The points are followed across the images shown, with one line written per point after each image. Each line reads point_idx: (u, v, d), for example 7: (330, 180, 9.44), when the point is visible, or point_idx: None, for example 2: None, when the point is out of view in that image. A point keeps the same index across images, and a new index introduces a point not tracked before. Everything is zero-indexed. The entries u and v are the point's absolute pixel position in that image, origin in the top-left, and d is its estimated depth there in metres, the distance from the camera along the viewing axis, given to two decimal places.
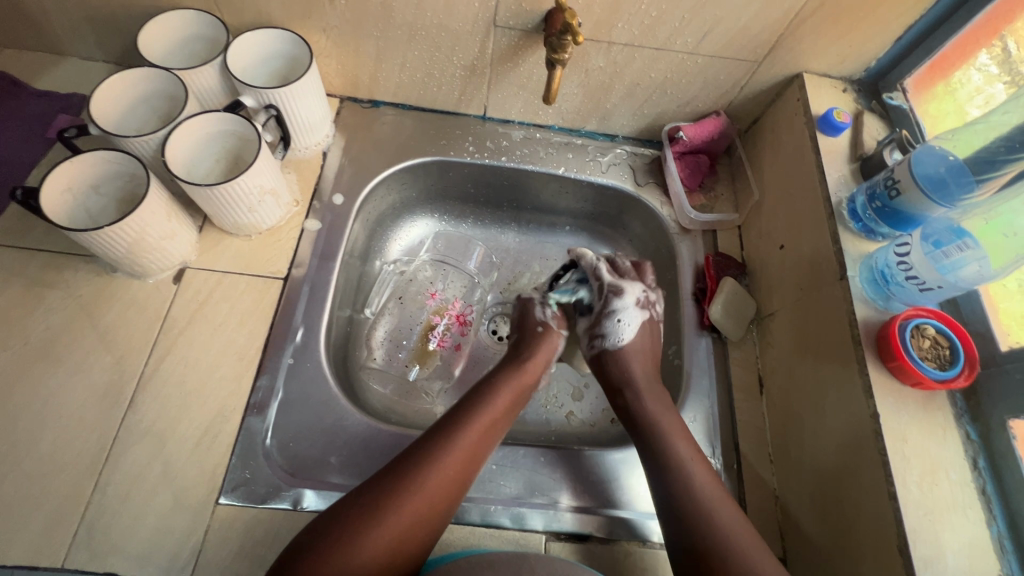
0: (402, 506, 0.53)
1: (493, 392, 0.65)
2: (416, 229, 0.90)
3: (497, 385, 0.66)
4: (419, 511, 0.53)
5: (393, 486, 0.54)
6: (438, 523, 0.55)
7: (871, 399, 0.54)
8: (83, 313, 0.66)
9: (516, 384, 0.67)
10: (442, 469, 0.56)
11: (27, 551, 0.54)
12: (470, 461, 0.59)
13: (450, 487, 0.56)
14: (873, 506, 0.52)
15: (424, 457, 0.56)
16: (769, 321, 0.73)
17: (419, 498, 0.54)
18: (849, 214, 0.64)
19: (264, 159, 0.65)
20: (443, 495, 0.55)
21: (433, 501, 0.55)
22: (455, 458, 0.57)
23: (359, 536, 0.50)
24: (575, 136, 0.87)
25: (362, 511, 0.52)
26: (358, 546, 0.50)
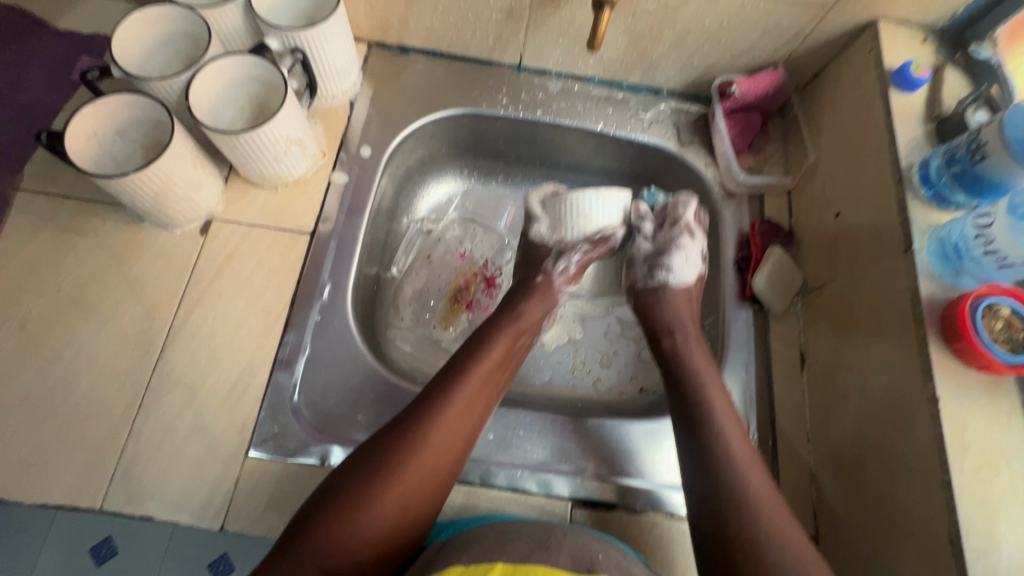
0: (405, 472, 0.52)
1: (489, 342, 0.62)
2: (443, 187, 0.86)
3: (495, 336, 0.63)
4: (422, 475, 0.52)
5: (392, 452, 0.52)
6: (444, 485, 0.54)
7: (931, 382, 0.51)
8: (113, 262, 0.65)
9: (513, 336, 0.64)
10: (443, 430, 0.54)
11: (68, 491, 0.56)
12: (472, 420, 0.57)
13: (453, 448, 0.55)
14: (924, 493, 0.50)
15: (423, 419, 0.54)
16: (817, 294, 0.68)
17: (420, 464, 0.52)
18: (921, 179, 0.58)
19: (290, 106, 0.62)
20: (444, 458, 0.54)
21: (435, 463, 0.53)
22: (455, 418, 0.55)
23: (365, 505, 0.49)
24: (615, 89, 0.81)
25: (364, 479, 0.51)
26: (364, 515, 0.49)
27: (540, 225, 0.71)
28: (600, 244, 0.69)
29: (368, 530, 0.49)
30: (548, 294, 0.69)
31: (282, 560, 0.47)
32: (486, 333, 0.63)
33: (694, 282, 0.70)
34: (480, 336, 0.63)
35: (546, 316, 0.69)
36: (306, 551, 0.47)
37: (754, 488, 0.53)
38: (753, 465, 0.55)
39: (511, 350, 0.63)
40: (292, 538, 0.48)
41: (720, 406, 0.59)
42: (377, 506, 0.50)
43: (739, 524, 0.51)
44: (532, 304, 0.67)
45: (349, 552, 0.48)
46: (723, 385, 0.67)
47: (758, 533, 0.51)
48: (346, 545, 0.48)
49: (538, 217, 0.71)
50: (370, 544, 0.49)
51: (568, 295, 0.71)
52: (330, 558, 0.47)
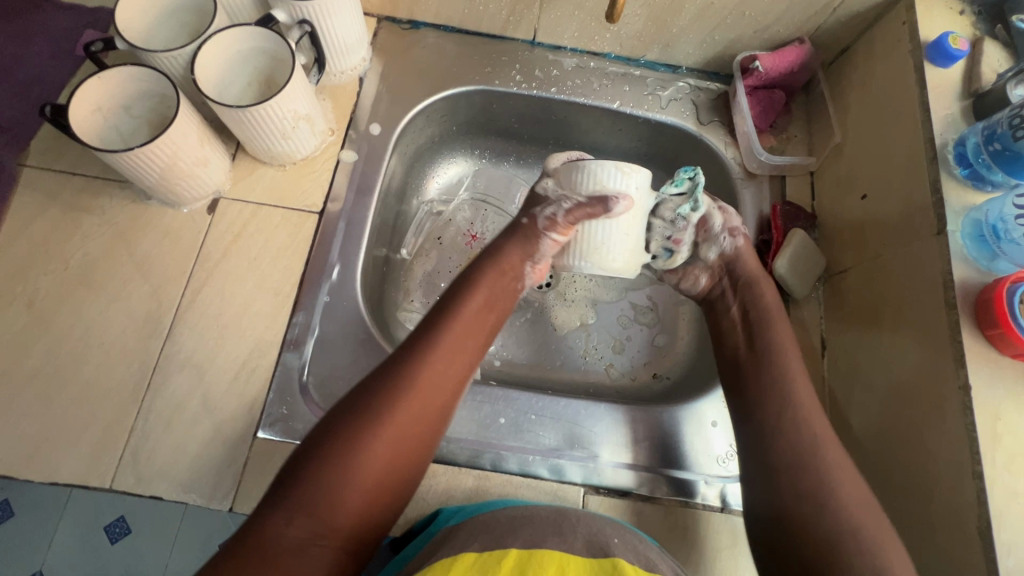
0: (391, 417, 0.50)
1: (469, 289, 0.61)
2: (453, 167, 0.84)
3: (476, 283, 0.61)
4: (410, 421, 0.51)
5: (378, 399, 0.51)
6: (431, 432, 0.53)
7: (963, 370, 0.49)
8: (120, 241, 0.64)
9: (495, 283, 0.62)
10: (426, 375, 0.53)
11: (78, 470, 0.55)
12: (456, 367, 0.56)
13: (439, 394, 0.54)
14: (951, 484, 0.48)
15: (407, 364, 0.53)
16: (840, 279, 0.66)
17: (406, 410, 0.51)
18: (956, 158, 0.55)
19: (298, 81, 0.60)
20: (430, 404, 0.53)
21: (421, 410, 0.52)
22: (439, 364, 0.54)
23: (352, 452, 0.48)
24: (632, 66, 0.79)
25: (349, 426, 0.49)
26: (352, 463, 0.47)
27: (548, 180, 0.65)
28: (596, 203, 0.59)
29: (357, 479, 0.47)
30: (530, 237, 0.64)
31: (271, 518, 0.45)
32: (468, 279, 0.62)
33: (703, 289, 0.68)
34: (462, 281, 0.62)
35: (525, 263, 0.65)
36: (296, 506, 0.45)
37: (826, 453, 0.52)
38: (826, 428, 0.54)
39: (493, 299, 0.61)
40: (279, 495, 0.46)
41: (794, 365, 0.58)
42: (366, 453, 0.48)
43: (816, 485, 0.50)
44: (512, 246, 0.64)
45: (339, 504, 0.46)
46: None
47: (825, 497, 0.49)
48: (335, 496, 0.46)
49: (549, 172, 0.66)
50: (359, 494, 0.47)
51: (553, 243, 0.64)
52: (321, 512, 0.45)
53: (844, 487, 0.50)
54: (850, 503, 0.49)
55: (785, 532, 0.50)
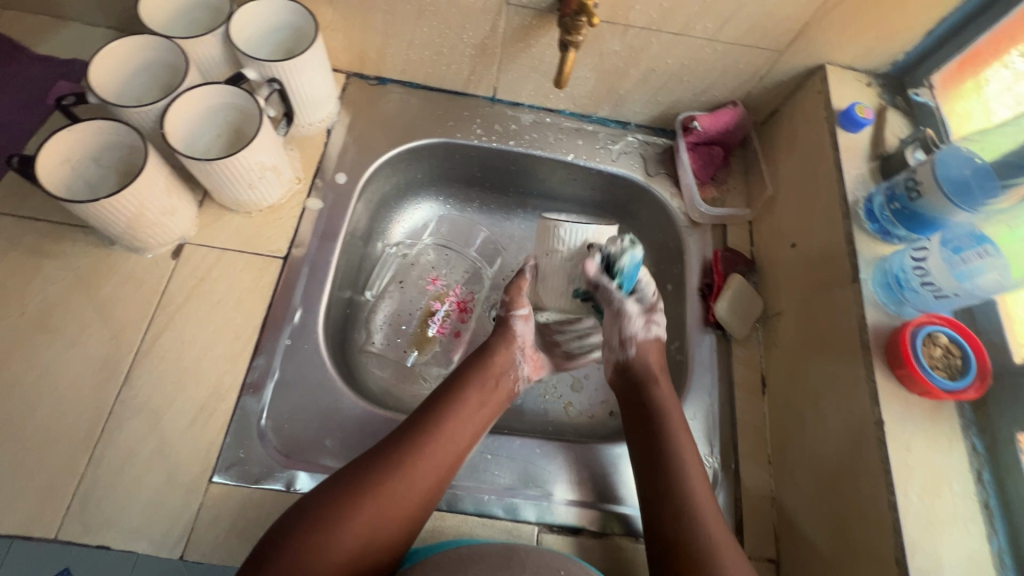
0: (387, 485, 0.53)
1: (469, 380, 0.64)
2: (418, 213, 0.88)
3: (473, 375, 0.65)
4: (404, 492, 0.54)
5: (375, 467, 0.54)
6: (421, 509, 0.55)
7: (877, 408, 0.53)
8: (81, 286, 0.65)
9: (492, 375, 0.66)
10: (423, 459, 0.56)
11: (22, 520, 0.55)
12: (449, 454, 0.58)
13: (434, 471, 0.56)
14: (869, 513, 0.52)
15: (402, 450, 0.56)
16: (776, 320, 0.71)
17: (395, 493, 0.53)
18: (866, 214, 0.61)
19: (266, 135, 0.64)
20: (419, 491, 0.55)
21: (414, 492, 0.54)
22: (441, 442, 0.58)
23: (345, 514, 0.51)
24: (585, 122, 0.85)
25: (345, 490, 0.52)
26: (343, 524, 0.50)
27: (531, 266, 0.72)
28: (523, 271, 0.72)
29: (345, 538, 0.50)
30: (507, 331, 0.69)
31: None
32: (466, 367, 0.66)
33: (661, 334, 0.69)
34: (465, 368, 0.66)
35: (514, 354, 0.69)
36: (283, 555, 0.48)
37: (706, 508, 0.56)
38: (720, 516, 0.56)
39: (487, 391, 0.64)
40: (270, 547, 0.49)
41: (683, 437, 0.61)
42: (356, 516, 0.51)
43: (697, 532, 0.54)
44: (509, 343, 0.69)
45: (324, 557, 0.49)
46: (687, 410, 0.69)
47: (709, 547, 0.53)
48: (321, 549, 0.49)
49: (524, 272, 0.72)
50: (344, 552, 0.50)
51: (522, 319, 0.70)
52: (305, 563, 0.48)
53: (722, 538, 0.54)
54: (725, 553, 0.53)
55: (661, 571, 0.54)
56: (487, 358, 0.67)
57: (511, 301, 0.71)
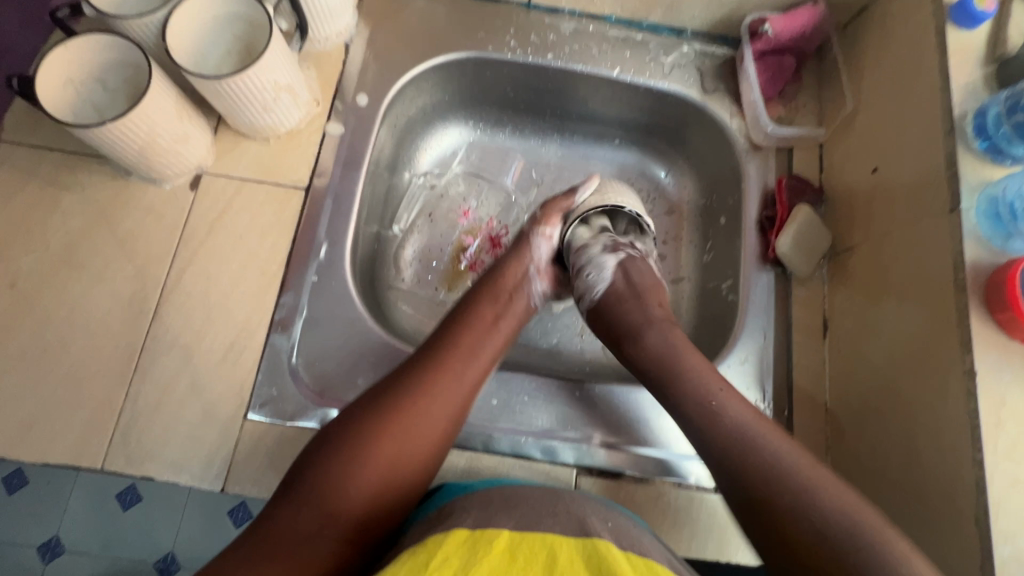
0: (397, 420, 0.50)
1: (474, 308, 0.60)
2: (447, 139, 0.81)
3: (478, 301, 0.61)
4: (416, 427, 0.50)
5: (382, 403, 0.51)
6: (436, 444, 0.51)
7: (969, 356, 0.47)
8: (101, 219, 0.62)
9: (499, 301, 0.61)
10: (431, 389, 0.52)
11: (69, 451, 0.56)
12: (462, 381, 0.54)
13: (446, 403, 0.52)
14: (949, 469, 0.47)
15: (404, 383, 0.52)
16: (846, 257, 0.64)
17: (404, 423, 0.50)
18: (974, 130, 0.52)
19: (278, 46, 0.57)
20: (431, 419, 0.51)
21: (425, 423, 0.51)
22: (450, 374, 0.54)
23: (357, 452, 0.48)
24: (634, 31, 0.75)
25: (353, 428, 0.49)
26: (355, 461, 0.47)
27: (548, 232, 0.67)
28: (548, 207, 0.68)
29: (362, 477, 0.47)
30: (523, 247, 0.66)
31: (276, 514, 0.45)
32: (470, 298, 0.62)
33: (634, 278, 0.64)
34: (468, 298, 0.61)
35: (528, 271, 0.64)
36: (303, 499, 0.46)
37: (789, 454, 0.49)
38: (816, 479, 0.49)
39: (497, 315, 0.60)
40: (287, 493, 0.47)
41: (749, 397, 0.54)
42: (370, 454, 0.48)
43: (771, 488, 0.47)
44: (513, 262, 0.64)
45: (342, 497, 0.46)
46: (738, 353, 0.64)
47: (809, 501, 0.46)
48: (338, 489, 0.46)
49: (550, 225, 0.67)
50: (364, 491, 0.47)
51: (544, 237, 0.66)
52: (325, 505, 0.46)
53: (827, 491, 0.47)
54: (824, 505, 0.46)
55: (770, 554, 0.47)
56: (492, 288, 0.62)
57: (541, 216, 0.68)
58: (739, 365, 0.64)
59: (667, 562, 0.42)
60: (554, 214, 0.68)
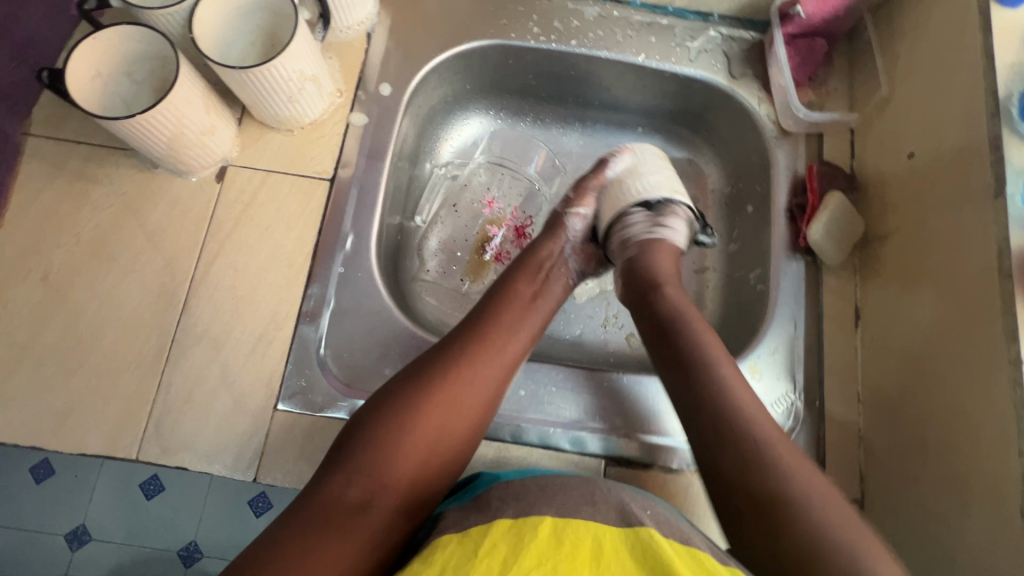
0: (445, 393, 0.49)
1: (511, 283, 0.59)
2: (469, 128, 0.80)
3: (516, 276, 0.60)
4: (462, 401, 0.50)
5: (429, 375, 0.50)
6: (480, 419, 0.51)
7: (1015, 345, 0.46)
8: (129, 212, 0.63)
9: (537, 278, 0.60)
10: (474, 364, 0.52)
11: (104, 441, 0.56)
12: (504, 358, 0.54)
13: (490, 378, 0.52)
14: (992, 460, 0.46)
15: (447, 357, 0.52)
16: (880, 245, 0.63)
17: (449, 397, 0.49)
18: (1020, 112, 0.50)
19: (302, 35, 0.57)
20: (477, 396, 0.51)
21: (469, 398, 0.50)
22: (493, 350, 0.54)
23: (404, 425, 0.47)
24: (659, 15, 0.73)
25: (400, 399, 0.49)
26: (403, 434, 0.47)
27: (578, 217, 0.66)
28: (579, 189, 0.67)
29: (408, 450, 0.47)
30: (557, 225, 0.65)
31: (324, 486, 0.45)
32: (509, 273, 0.61)
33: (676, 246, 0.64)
34: (506, 274, 0.61)
35: (565, 248, 0.64)
36: (353, 470, 0.45)
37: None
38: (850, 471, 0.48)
39: (535, 291, 0.59)
40: (336, 464, 0.46)
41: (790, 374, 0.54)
42: (416, 427, 0.48)
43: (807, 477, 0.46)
44: (549, 237, 0.64)
45: (389, 470, 0.46)
46: (768, 343, 0.64)
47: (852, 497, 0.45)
48: (386, 462, 0.46)
49: (580, 207, 0.66)
50: (410, 464, 0.47)
51: (578, 218, 0.66)
52: (373, 478, 0.45)
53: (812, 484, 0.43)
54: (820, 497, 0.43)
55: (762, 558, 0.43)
56: (532, 263, 0.61)
57: (574, 197, 0.67)
58: (769, 355, 0.63)
59: (710, 550, 0.41)
60: (588, 195, 0.67)
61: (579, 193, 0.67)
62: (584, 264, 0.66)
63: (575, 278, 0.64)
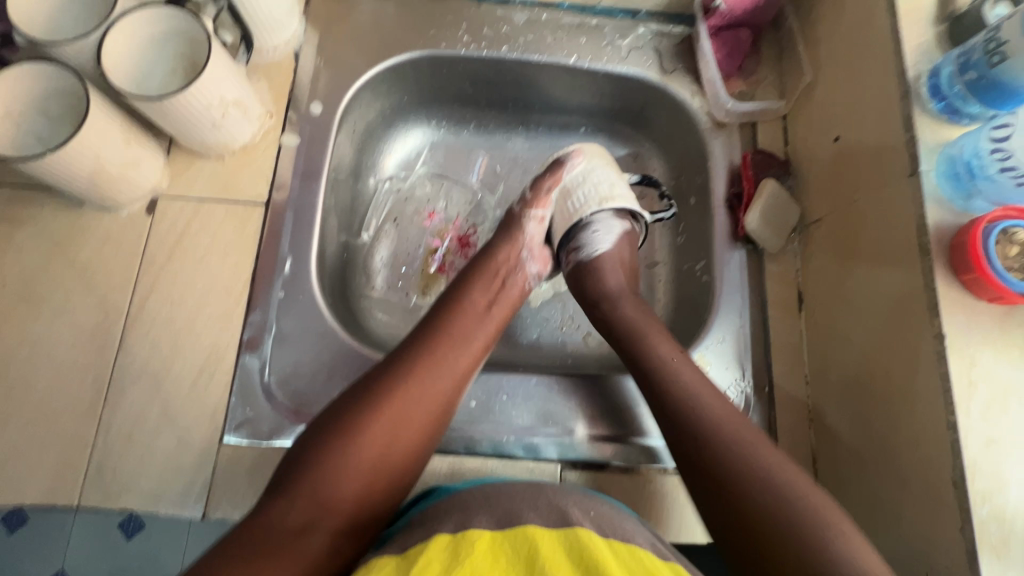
0: (392, 409, 0.49)
1: (464, 292, 0.59)
2: (411, 140, 0.80)
3: (469, 284, 0.60)
4: (410, 418, 0.49)
5: (377, 391, 0.50)
6: (428, 435, 0.51)
7: (937, 319, 0.47)
8: (57, 252, 0.61)
9: (490, 286, 0.60)
10: (425, 379, 0.51)
11: (43, 490, 0.55)
12: (455, 371, 0.53)
13: (439, 392, 0.52)
14: (924, 433, 0.47)
15: (398, 372, 0.51)
16: (815, 228, 0.64)
17: (398, 413, 0.49)
18: (930, 91, 0.51)
19: (218, 61, 0.56)
20: (426, 411, 0.50)
21: (418, 413, 0.50)
22: (444, 363, 0.53)
23: (350, 443, 0.47)
24: (588, 15, 0.74)
25: (346, 418, 0.48)
26: (349, 453, 0.46)
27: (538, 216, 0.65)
28: (535, 189, 0.66)
29: (354, 467, 0.46)
30: (513, 228, 0.65)
31: (266, 508, 0.44)
32: (462, 280, 0.61)
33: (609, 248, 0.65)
34: (458, 283, 0.60)
35: (520, 253, 0.64)
36: (297, 491, 0.45)
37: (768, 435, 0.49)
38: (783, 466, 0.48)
39: (489, 301, 0.59)
40: (278, 486, 0.45)
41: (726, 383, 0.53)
42: (363, 444, 0.47)
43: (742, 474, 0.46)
44: (504, 243, 0.63)
45: (334, 490, 0.45)
46: (715, 334, 0.64)
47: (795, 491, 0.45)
48: (331, 481, 0.45)
49: (540, 206, 0.65)
50: (355, 482, 0.46)
51: (535, 220, 0.65)
52: (317, 498, 0.45)
53: (789, 481, 0.45)
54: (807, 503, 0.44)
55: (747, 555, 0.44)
56: (485, 270, 0.61)
57: (531, 198, 0.66)
58: (717, 345, 0.64)
59: (653, 547, 0.42)
60: (544, 195, 0.66)
61: (531, 193, 0.66)
62: (541, 267, 0.66)
63: (531, 284, 0.64)
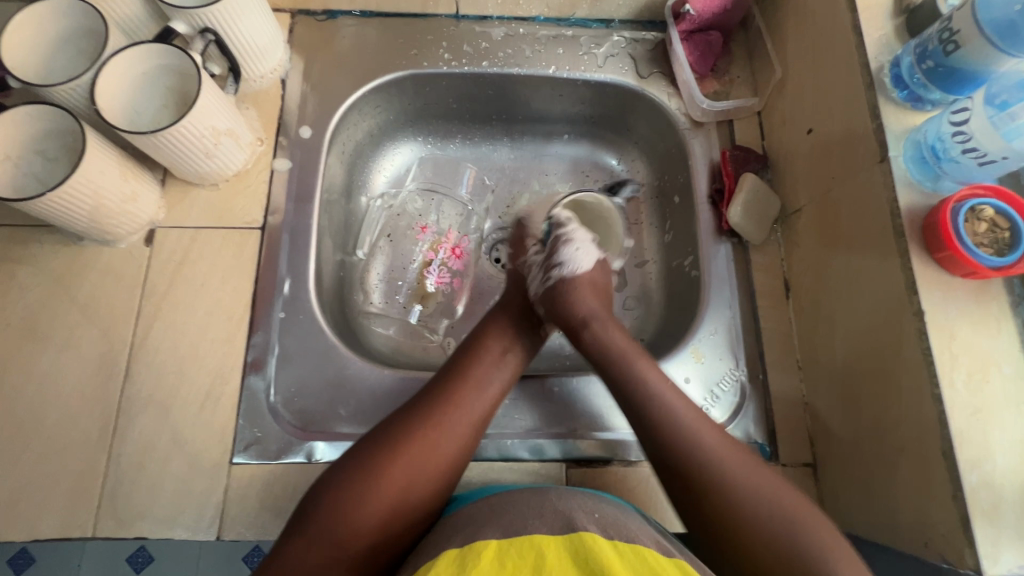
0: (413, 448, 0.50)
1: (484, 338, 0.61)
2: (399, 158, 0.82)
3: (487, 330, 0.62)
4: (432, 458, 0.50)
5: (398, 432, 0.51)
6: (449, 475, 0.51)
7: (916, 297, 0.48)
8: (59, 288, 0.62)
9: (504, 330, 0.62)
10: (446, 420, 0.53)
11: (57, 523, 0.55)
12: (475, 414, 0.54)
13: (459, 435, 0.53)
14: (912, 407, 0.49)
15: (421, 414, 0.53)
16: (796, 218, 0.66)
17: (419, 454, 0.50)
18: (893, 80, 0.54)
19: (209, 94, 0.58)
20: (447, 453, 0.51)
21: (439, 455, 0.51)
22: (464, 406, 0.54)
23: (371, 484, 0.48)
24: (564, 27, 0.76)
25: (370, 458, 0.49)
26: (370, 493, 0.47)
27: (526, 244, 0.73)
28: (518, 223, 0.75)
29: (374, 508, 0.47)
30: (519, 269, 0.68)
31: (289, 545, 0.45)
32: (481, 325, 0.63)
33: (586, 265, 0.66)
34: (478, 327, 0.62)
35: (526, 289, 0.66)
36: (318, 529, 0.45)
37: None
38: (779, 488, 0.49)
39: (505, 344, 0.61)
40: (299, 525, 0.46)
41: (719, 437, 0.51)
42: (385, 483, 0.48)
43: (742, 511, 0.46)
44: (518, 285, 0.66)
45: (354, 530, 0.46)
46: (707, 326, 0.66)
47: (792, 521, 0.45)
48: (352, 520, 0.46)
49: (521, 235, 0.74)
50: (376, 522, 0.47)
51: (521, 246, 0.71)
52: (338, 537, 0.45)
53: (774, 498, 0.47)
54: (788, 506, 0.46)
55: (739, 565, 0.46)
56: (501, 315, 0.63)
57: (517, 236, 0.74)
58: (709, 338, 0.65)
59: (654, 544, 0.43)
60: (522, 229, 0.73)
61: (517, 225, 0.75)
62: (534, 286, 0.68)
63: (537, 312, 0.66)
